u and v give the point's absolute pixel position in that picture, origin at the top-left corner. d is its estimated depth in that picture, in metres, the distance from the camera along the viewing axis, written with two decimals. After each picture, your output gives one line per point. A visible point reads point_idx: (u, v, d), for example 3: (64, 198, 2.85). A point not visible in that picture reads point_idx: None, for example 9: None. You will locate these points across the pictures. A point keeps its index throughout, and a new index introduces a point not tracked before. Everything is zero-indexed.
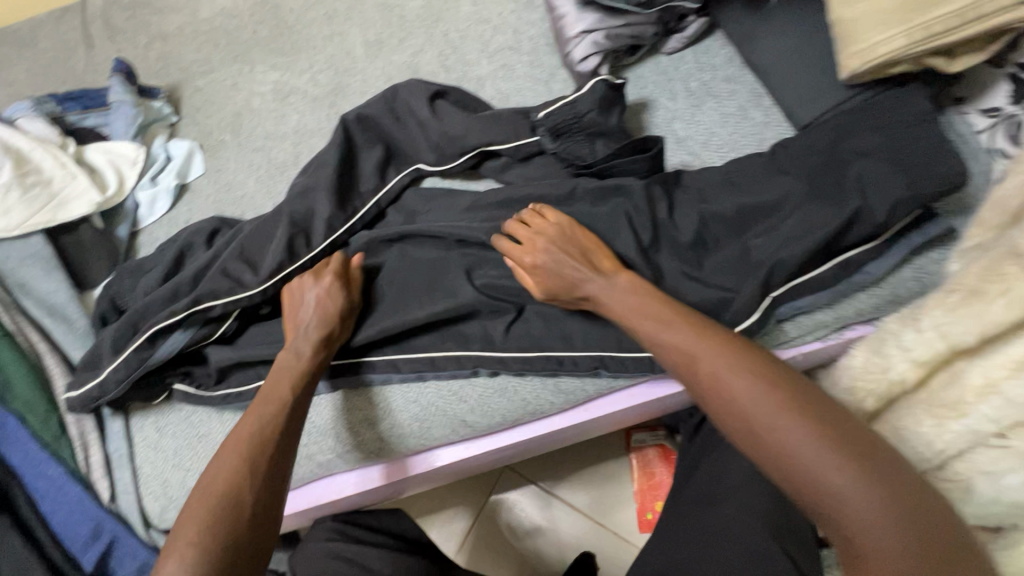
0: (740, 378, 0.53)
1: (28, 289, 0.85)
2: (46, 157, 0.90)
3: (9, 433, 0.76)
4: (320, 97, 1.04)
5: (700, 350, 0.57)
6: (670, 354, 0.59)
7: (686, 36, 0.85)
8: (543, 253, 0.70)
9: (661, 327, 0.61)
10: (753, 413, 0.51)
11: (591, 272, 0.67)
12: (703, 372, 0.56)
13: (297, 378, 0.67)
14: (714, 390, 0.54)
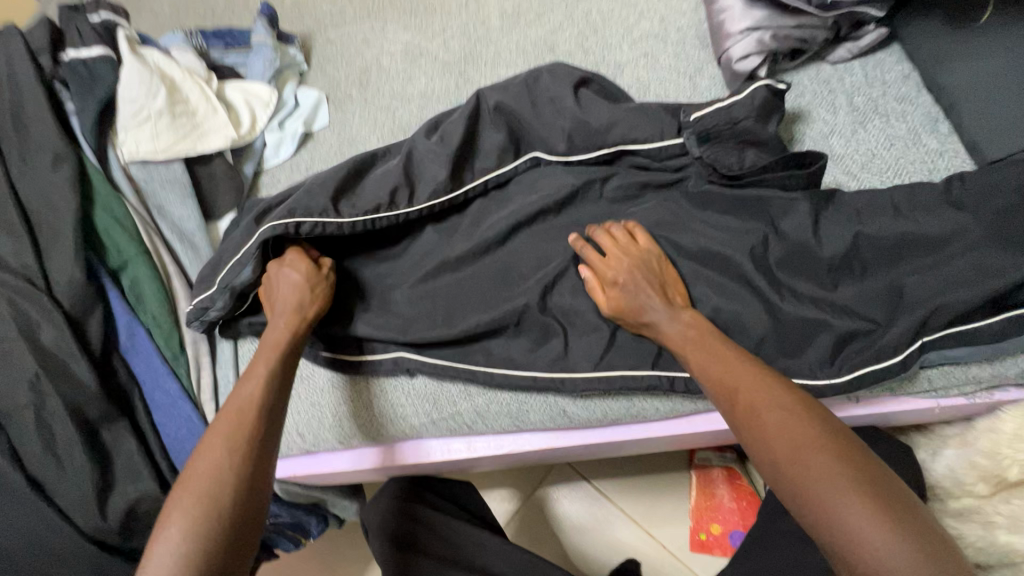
0: (784, 417, 0.52)
1: (165, 212, 0.89)
2: (194, 88, 0.93)
3: (136, 344, 0.81)
4: (450, 64, 1.03)
5: (752, 390, 0.56)
6: (717, 393, 0.58)
7: (859, 46, 0.78)
8: (628, 267, 0.68)
9: (713, 361, 0.60)
10: (797, 443, 0.50)
11: (668, 307, 0.66)
12: (747, 413, 0.55)
13: (279, 355, 0.66)
14: (753, 424, 0.54)
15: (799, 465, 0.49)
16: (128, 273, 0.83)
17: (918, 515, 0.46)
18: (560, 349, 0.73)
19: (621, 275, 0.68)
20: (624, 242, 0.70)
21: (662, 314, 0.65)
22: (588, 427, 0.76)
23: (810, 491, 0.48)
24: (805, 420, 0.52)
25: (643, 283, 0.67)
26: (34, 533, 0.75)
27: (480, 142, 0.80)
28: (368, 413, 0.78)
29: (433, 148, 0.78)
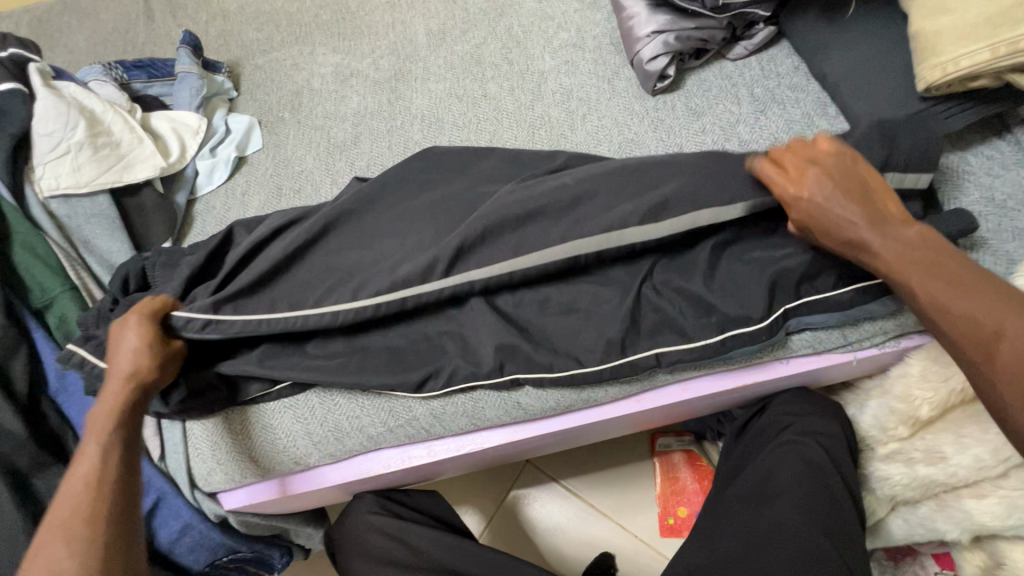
0: (982, 304, 0.54)
1: (90, 246, 0.86)
2: (117, 120, 0.91)
3: (70, 386, 0.78)
4: (380, 81, 1.06)
5: (1002, 325, 0.52)
6: (956, 329, 0.54)
7: (753, 44, 0.86)
8: (823, 180, 0.62)
9: (932, 275, 0.56)
10: (1004, 331, 0.52)
11: (885, 224, 0.60)
12: (999, 356, 0.52)
13: (105, 426, 0.64)
14: (947, 314, 0.55)
15: (1022, 365, 0.51)
16: (55, 311, 0.80)
17: None
18: (499, 349, 0.72)
19: (812, 190, 0.62)
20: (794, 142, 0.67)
21: (128, 337, 0.67)
22: (544, 418, 0.78)
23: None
24: (1004, 302, 0.53)
25: (127, 348, 0.67)
26: None
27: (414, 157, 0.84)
28: (323, 429, 0.77)
29: (356, 196, 0.81)
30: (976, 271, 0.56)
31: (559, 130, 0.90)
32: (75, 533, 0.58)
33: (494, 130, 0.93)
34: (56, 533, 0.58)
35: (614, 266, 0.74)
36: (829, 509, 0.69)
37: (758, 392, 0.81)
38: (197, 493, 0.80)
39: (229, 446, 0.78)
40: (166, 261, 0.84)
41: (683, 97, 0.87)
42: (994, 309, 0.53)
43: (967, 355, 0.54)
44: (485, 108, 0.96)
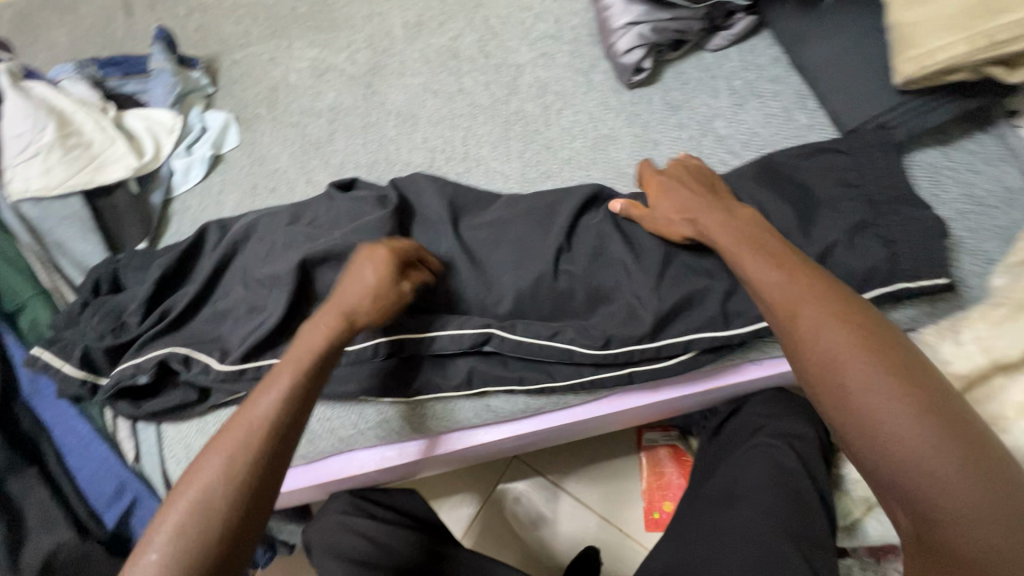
0: (794, 284, 0.54)
1: (64, 248, 0.86)
2: (88, 120, 0.90)
3: (42, 390, 0.78)
4: (356, 76, 1.04)
5: (803, 298, 0.53)
6: (769, 302, 0.55)
7: (733, 34, 0.84)
8: (667, 194, 0.69)
9: (773, 269, 0.56)
10: (804, 307, 0.53)
11: (719, 201, 0.65)
12: (801, 326, 0.52)
13: (322, 354, 0.61)
14: (772, 293, 0.55)
15: (831, 357, 0.50)
16: (28, 315, 0.81)
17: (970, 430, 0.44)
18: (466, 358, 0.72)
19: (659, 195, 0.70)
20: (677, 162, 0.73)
21: (366, 272, 0.65)
22: (516, 419, 0.78)
23: (856, 403, 0.47)
24: (820, 292, 0.53)
25: (365, 287, 0.64)
26: None
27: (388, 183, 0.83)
28: None
29: (334, 207, 0.82)
30: (831, 303, 0.52)
31: (534, 126, 0.88)
32: (237, 461, 0.54)
33: (468, 126, 0.91)
34: (179, 510, 0.52)
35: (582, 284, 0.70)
36: (793, 510, 0.68)
37: (734, 392, 0.80)
38: None
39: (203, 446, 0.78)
40: (138, 262, 0.83)
41: (660, 90, 0.85)
42: (860, 347, 0.49)
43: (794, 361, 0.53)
44: (461, 103, 0.94)
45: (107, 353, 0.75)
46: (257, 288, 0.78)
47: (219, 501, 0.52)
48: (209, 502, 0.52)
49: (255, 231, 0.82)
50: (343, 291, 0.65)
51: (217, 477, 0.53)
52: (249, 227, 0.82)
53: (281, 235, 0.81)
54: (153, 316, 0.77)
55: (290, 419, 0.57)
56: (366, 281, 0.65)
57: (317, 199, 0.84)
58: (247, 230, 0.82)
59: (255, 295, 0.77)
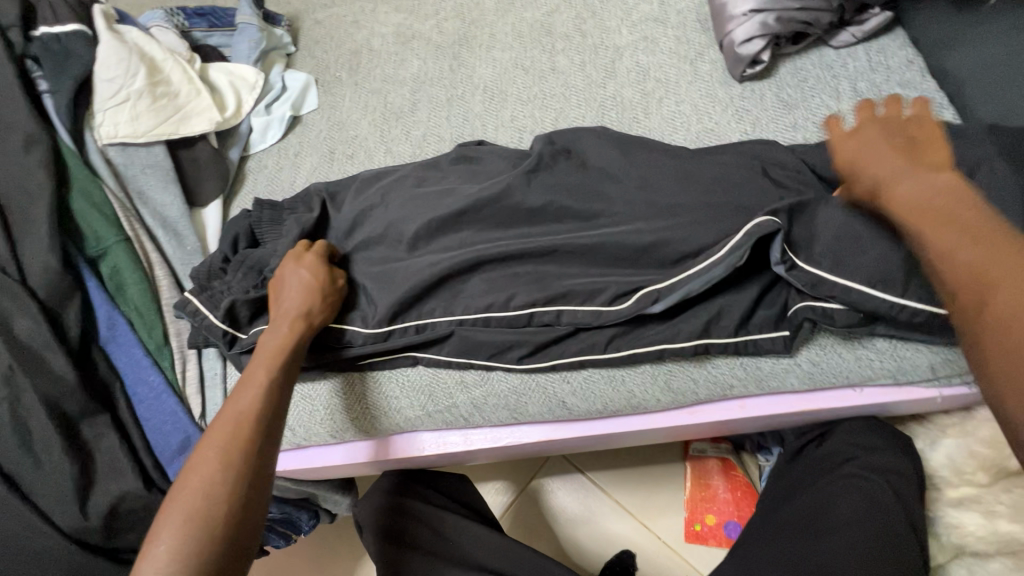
0: (935, 200, 0.48)
1: (146, 197, 0.85)
2: (176, 69, 0.89)
3: (118, 336, 0.77)
4: (443, 46, 1.00)
5: (1000, 276, 0.41)
6: (951, 275, 0.44)
7: (863, 31, 0.77)
8: (876, 135, 0.56)
9: (937, 227, 0.47)
10: (1002, 282, 0.41)
11: (919, 168, 0.51)
12: (988, 306, 0.41)
13: (274, 360, 0.64)
14: (956, 271, 0.44)
15: (1005, 304, 0.40)
16: (109, 261, 0.79)
17: None
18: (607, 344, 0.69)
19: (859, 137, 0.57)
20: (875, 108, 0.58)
21: (298, 274, 0.71)
22: (588, 419, 0.75)
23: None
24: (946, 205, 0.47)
25: (297, 283, 0.70)
26: (10, 532, 0.71)
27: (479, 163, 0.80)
28: (362, 406, 0.76)
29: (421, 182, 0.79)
30: (993, 227, 0.44)
31: (632, 113, 0.83)
32: (241, 462, 0.56)
33: (560, 108, 0.87)
34: (183, 506, 0.53)
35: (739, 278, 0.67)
36: (888, 552, 0.63)
37: (823, 417, 0.75)
38: None
39: None
40: (270, 218, 0.83)
41: (775, 86, 0.79)
42: (1012, 262, 0.41)
43: (957, 313, 0.43)
44: (553, 82, 0.89)
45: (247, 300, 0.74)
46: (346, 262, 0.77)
47: (216, 496, 0.54)
48: (212, 499, 0.53)
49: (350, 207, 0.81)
50: (275, 297, 0.71)
51: (217, 472, 0.55)
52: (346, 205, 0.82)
53: (371, 208, 0.80)
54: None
55: (268, 412, 0.60)
56: (303, 280, 0.70)
57: (405, 172, 0.82)
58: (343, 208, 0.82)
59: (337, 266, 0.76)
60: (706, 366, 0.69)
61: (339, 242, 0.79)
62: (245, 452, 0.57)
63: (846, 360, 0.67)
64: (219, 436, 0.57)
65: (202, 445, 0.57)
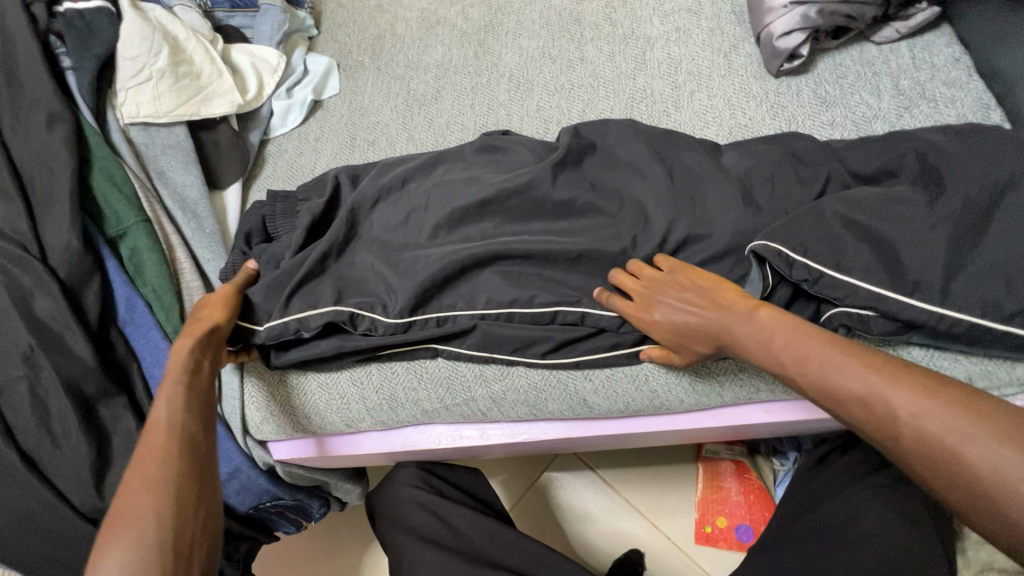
0: (802, 338, 0.55)
1: (166, 178, 0.84)
2: (199, 49, 0.88)
3: (136, 317, 0.77)
4: (468, 33, 0.98)
5: (879, 386, 0.49)
6: (850, 407, 0.50)
7: (908, 27, 0.74)
8: (668, 291, 0.62)
9: (827, 364, 0.52)
10: (889, 399, 0.48)
11: (733, 315, 0.58)
12: (885, 418, 0.48)
13: (182, 369, 0.61)
14: (840, 389, 0.51)
15: (917, 430, 0.46)
16: (128, 242, 0.78)
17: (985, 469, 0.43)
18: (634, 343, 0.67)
19: (653, 313, 0.63)
20: (652, 271, 0.64)
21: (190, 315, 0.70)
22: (608, 418, 0.73)
23: (960, 460, 0.44)
24: (811, 341, 0.54)
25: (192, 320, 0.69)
26: (26, 509, 0.71)
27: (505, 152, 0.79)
28: (379, 397, 0.75)
29: (445, 172, 0.78)
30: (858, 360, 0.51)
31: (662, 106, 0.81)
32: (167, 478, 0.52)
33: (588, 99, 0.85)
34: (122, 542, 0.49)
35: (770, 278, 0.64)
36: (917, 565, 0.61)
37: (852, 425, 0.73)
38: (249, 440, 0.80)
39: (287, 398, 0.77)
40: (283, 210, 0.81)
41: (812, 82, 0.76)
42: (893, 385, 0.49)
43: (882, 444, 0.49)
44: (581, 73, 0.87)
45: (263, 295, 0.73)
46: (364, 251, 0.75)
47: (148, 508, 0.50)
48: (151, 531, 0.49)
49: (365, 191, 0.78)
50: (179, 350, 0.70)
51: (152, 492, 0.51)
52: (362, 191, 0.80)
53: (389, 197, 0.78)
54: (310, 261, 0.73)
55: (191, 430, 0.57)
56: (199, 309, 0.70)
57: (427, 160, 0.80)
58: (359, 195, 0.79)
59: (358, 256, 0.75)
60: (734, 368, 0.67)
61: (358, 229, 0.77)
62: (179, 476, 0.53)
63: None
64: (142, 460, 0.54)
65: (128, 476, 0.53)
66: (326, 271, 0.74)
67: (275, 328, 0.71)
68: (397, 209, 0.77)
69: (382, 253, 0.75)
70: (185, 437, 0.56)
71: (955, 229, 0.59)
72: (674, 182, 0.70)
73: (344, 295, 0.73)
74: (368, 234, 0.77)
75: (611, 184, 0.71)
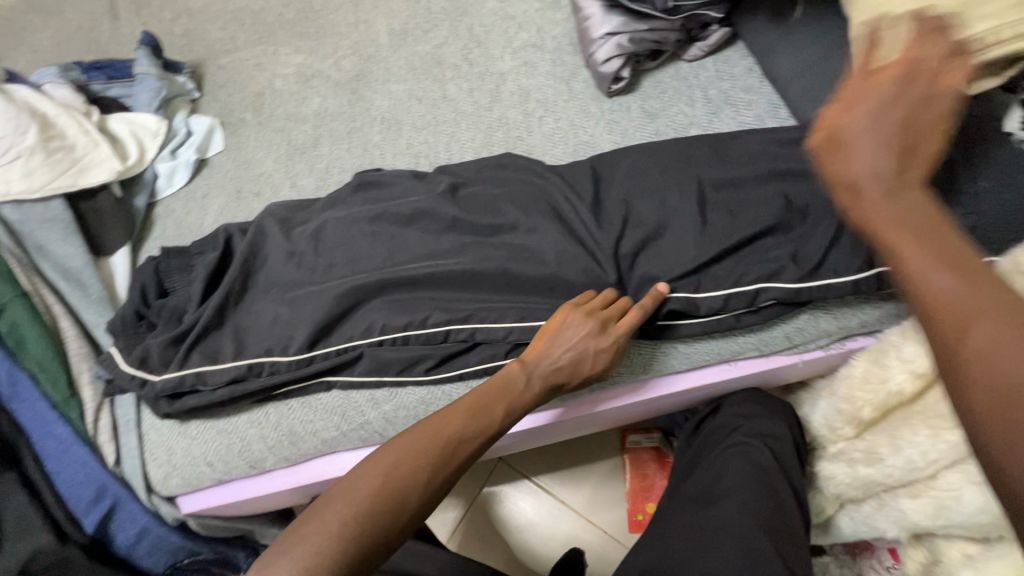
0: (913, 219, 0.47)
1: (46, 251, 0.85)
2: (71, 123, 0.91)
3: (20, 391, 0.77)
4: (342, 82, 1.05)
5: (980, 279, 0.41)
6: (921, 292, 0.43)
7: (708, 45, 0.86)
8: (874, 105, 0.53)
9: (919, 241, 0.45)
10: (977, 301, 0.40)
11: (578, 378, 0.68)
12: (951, 307, 0.41)
13: (512, 399, 0.64)
14: (913, 272, 0.44)
15: (959, 305, 0.40)
16: (6, 318, 0.78)
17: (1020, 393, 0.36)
18: (510, 354, 0.73)
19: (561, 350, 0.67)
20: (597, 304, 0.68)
21: (575, 337, 0.66)
22: None
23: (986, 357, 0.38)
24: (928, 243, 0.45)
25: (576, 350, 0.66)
26: None
27: (378, 189, 0.85)
28: (278, 434, 0.78)
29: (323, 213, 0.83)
30: (954, 235, 0.45)
31: (516, 132, 0.90)
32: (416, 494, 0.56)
33: (452, 132, 0.93)
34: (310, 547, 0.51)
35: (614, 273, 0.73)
36: (768, 507, 0.70)
37: (712, 393, 0.82)
38: (155, 497, 0.81)
39: (186, 448, 0.79)
40: (178, 265, 0.84)
41: (639, 99, 0.87)
42: (970, 281, 0.41)
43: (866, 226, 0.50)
44: (444, 110, 0.95)
45: (163, 349, 0.77)
46: (257, 297, 0.80)
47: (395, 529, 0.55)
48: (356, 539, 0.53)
49: (259, 239, 0.83)
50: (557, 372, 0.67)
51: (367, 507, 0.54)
52: (256, 233, 0.84)
53: (272, 240, 0.83)
54: (209, 314, 0.78)
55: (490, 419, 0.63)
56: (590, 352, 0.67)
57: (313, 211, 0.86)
58: (254, 238, 0.83)
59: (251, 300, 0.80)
60: None
61: (250, 275, 0.81)
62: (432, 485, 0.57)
63: (720, 340, 0.73)
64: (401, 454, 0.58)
65: (413, 431, 0.60)
66: (217, 320, 0.78)
67: (177, 382, 0.75)
68: (281, 252, 0.81)
69: (270, 297, 0.79)
70: (488, 436, 0.62)
71: (751, 213, 0.70)
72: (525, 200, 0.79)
73: (235, 341, 0.77)
74: (260, 278, 0.81)
75: (472, 206, 0.79)
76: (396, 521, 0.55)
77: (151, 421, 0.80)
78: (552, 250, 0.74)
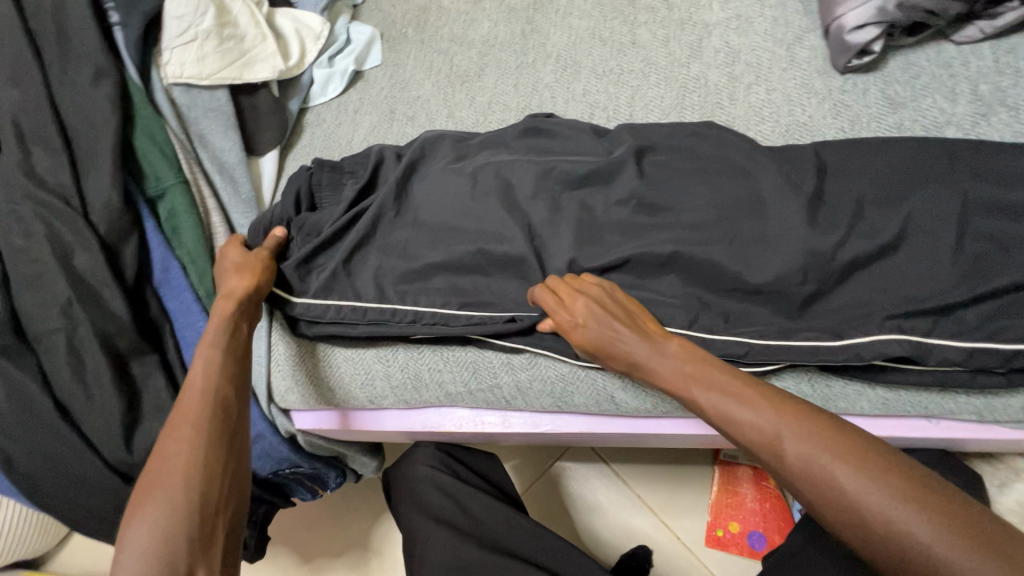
0: (769, 421, 0.50)
1: (205, 142, 0.84)
2: (243, 10, 0.86)
3: (170, 278, 0.77)
4: (517, 9, 0.94)
5: (783, 430, 0.49)
6: (779, 462, 0.48)
7: (994, 26, 0.69)
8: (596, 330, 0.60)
9: (812, 450, 0.47)
10: (783, 436, 0.48)
11: (649, 342, 0.59)
12: (790, 463, 0.48)
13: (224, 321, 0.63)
14: (797, 464, 0.47)
15: (803, 465, 0.47)
16: (166, 202, 0.78)
17: (861, 505, 0.44)
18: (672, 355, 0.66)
19: (582, 305, 0.61)
20: (590, 283, 0.63)
21: (583, 302, 0.61)
22: (634, 416, 0.72)
23: (819, 476, 0.46)
24: (761, 396, 0.52)
25: (600, 301, 0.61)
26: (57, 456, 0.73)
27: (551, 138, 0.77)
28: (403, 375, 0.75)
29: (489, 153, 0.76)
30: (755, 426, 0.50)
31: (716, 97, 0.77)
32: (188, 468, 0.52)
33: (638, 86, 0.81)
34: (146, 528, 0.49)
35: (819, 288, 0.62)
36: None
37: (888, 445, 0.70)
38: (272, 408, 0.80)
39: (312, 367, 0.78)
40: (329, 181, 0.81)
41: (881, 82, 0.72)
42: (784, 420, 0.49)
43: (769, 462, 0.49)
44: (632, 58, 0.84)
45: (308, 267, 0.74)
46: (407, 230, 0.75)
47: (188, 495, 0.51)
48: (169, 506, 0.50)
49: (418, 170, 0.78)
50: (612, 344, 0.59)
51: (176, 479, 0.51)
52: (414, 162, 0.78)
53: (432, 172, 0.77)
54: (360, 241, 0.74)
55: (226, 393, 0.58)
56: (622, 310, 0.61)
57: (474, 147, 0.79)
58: (412, 166, 0.78)
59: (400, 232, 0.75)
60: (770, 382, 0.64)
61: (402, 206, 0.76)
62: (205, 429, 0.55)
63: (929, 394, 0.61)
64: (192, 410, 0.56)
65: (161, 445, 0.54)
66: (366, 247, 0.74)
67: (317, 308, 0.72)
68: (440, 187, 0.75)
69: (422, 234, 0.74)
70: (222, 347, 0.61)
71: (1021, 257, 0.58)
72: (726, 180, 0.67)
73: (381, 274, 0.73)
74: (413, 210, 0.76)
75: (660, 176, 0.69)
76: (177, 506, 0.50)
77: (282, 333, 0.79)
78: (750, 244, 0.64)
